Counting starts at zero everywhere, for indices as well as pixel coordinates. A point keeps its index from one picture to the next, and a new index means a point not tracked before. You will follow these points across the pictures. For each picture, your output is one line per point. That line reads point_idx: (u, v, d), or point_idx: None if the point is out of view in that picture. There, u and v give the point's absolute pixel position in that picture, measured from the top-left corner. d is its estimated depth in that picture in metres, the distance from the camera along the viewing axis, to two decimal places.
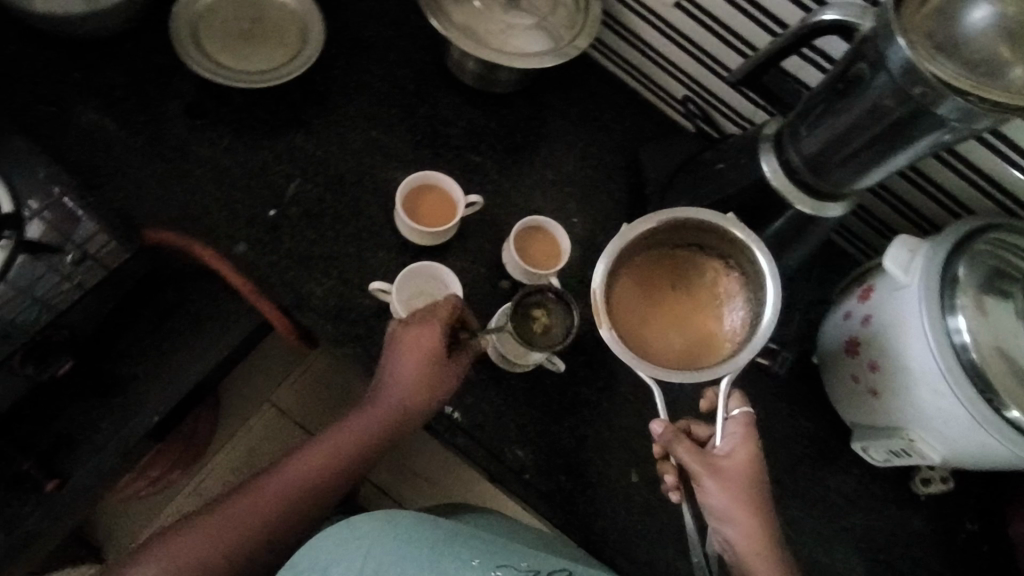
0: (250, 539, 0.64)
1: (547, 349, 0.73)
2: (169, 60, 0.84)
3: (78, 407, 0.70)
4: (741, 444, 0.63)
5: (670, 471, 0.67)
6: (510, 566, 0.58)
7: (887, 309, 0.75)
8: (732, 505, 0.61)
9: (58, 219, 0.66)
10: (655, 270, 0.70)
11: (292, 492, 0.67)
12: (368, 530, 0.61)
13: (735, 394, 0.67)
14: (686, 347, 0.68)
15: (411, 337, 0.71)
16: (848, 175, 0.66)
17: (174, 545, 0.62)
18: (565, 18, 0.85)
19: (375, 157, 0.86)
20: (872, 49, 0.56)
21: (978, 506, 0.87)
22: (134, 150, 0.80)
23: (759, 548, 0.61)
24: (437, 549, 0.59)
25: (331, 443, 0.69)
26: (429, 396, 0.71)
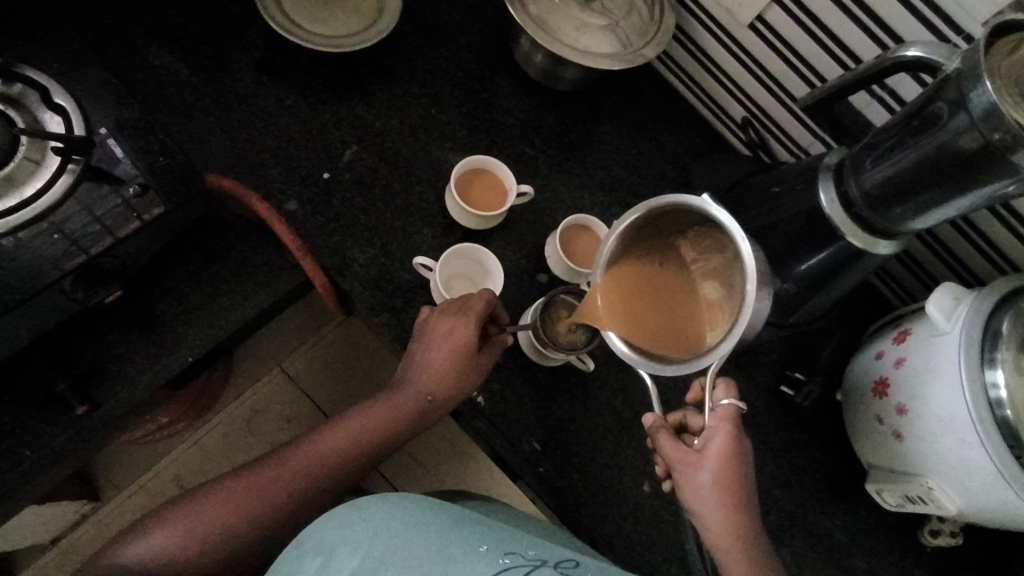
0: (274, 510, 0.64)
1: (568, 352, 0.75)
2: (246, 14, 0.86)
3: (115, 339, 0.71)
4: (718, 437, 0.62)
5: (657, 462, 0.68)
6: (518, 555, 0.57)
7: (924, 354, 0.75)
8: (704, 496, 0.61)
9: (101, 158, 0.65)
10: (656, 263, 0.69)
11: (321, 469, 0.67)
12: (374, 513, 0.58)
13: (723, 383, 0.65)
14: (685, 337, 0.65)
15: (446, 326, 0.71)
16: (907, 214, 0.66)
17: (202, 513, 0.62)
18: (638, 23, 0.86)
19: (431, 135, 0.87)
20: (955, 88, 0.56)
21: (983, 566, 0.86)
22: (201, 95, 0.81)
23: (729, 539, 0.61)
24: (445, 537, 0.57)
25: (359, 425, 0.69)
26: (458, 389, 0.71)
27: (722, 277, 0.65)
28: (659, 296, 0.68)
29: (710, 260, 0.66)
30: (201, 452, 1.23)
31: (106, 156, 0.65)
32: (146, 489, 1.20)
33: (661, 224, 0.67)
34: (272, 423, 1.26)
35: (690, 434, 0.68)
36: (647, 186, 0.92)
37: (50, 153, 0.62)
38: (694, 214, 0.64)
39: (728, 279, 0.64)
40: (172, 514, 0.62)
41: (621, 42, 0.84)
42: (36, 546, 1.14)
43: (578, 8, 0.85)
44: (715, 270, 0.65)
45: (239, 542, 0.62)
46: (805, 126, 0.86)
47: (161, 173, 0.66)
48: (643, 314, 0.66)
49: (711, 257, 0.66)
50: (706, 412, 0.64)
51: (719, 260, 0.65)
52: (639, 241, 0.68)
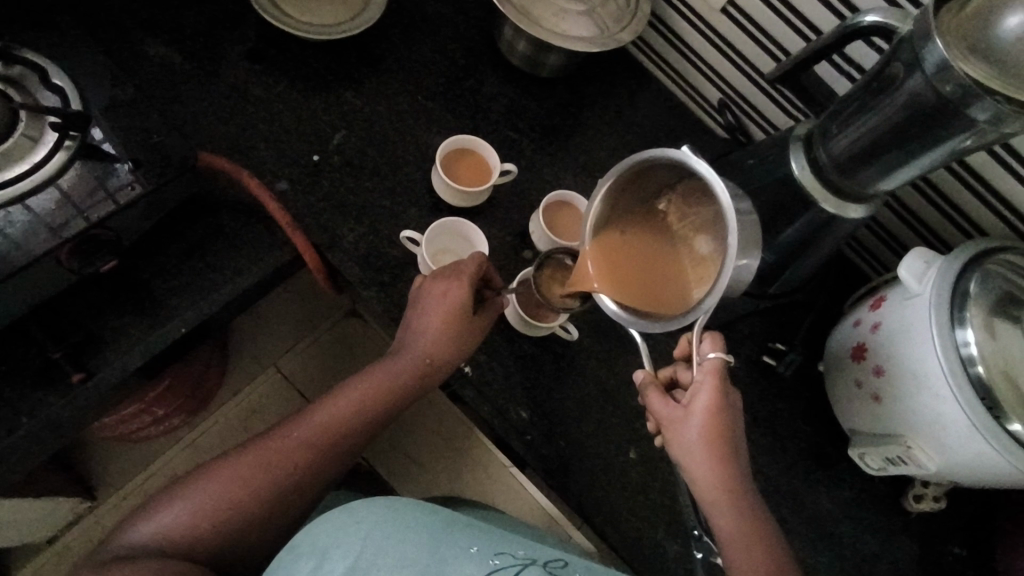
0: (280, 485, 0.66)
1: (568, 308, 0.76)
2: (239, 7, 0.89)
3: (110, 312, 0.72)
4: (704, 394, 0.62)
5: (648, 418, 0.69)
6: (508, 555, 0.59)
7: (897, 316, 0.77)
8: (692, 453, 0.63)
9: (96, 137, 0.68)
10: (645, 224, 0.72)
11: (325, 441, 0.68)
12: (367, 516, 0.60)
13: (710, 337, 0.64)
14: (675, 293, 0.67)
15: (438, 291, 0.74)
16: (874, 176, 0.69)
17: (209, 490, 0.63)
18: (615, 10, 0.89)
19: (418, 120, 0.90)
20: (909, 49, 0.60)
21: (967, 532, 0.88)
22: (195, 83, 0.84)
23: (716, 494, 0.62)
24: (435, 540, 0.59)
25: (358, 395, 0.71)
26: (453, 353, 0.73)
27: (710, 230, 0.66)
28: (648, 255, 0.70)
29: (698, 215, 0.67)
30: (196, 449, 1.24)
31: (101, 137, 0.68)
32: (141, 487, 1.20)
33: (648, 184, 0.69)
34: (266, 419, 1.26)
35: (680, 389, 0.69)
36: None
37: (47, 129, 0.65)
38: (677, 168, 0.66)
39: (716, 232, 0.65)
40: (181, 492, 0.63)
41: (599, 27, 0.88)
42: (31, 546, 1.14)
43: None
44: (704, 225, 0.67)
45: (250, 517, 0.64)
46: (778, 105, 0.89)
47: (151, 152, 0.69)
48: (635, 274, 0.69)
49: (699, 212, 0.67)
50: (693, 366, 0.64)
51: (707, 213, 0.66)
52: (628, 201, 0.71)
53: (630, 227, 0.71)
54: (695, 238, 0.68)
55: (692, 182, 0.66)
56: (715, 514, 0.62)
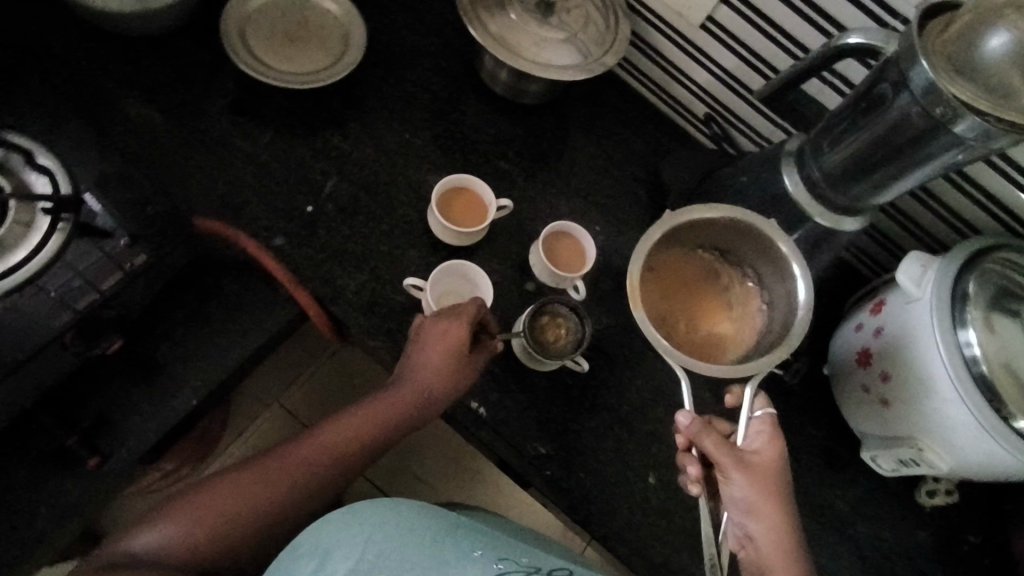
0: (278, 502, 0.65)
1: (559, 358, 0.79)
2: (215, 59, 0.88)
3: (117, 387, 0.72)
4: (770, 443, 0.63)
5: (692, 464, 0.65)
6: (511, 561, 0.61)
7: (899, 321, 0.79)
8: (756, 499, 0.61)
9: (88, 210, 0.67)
10: (680, 275, 0.77)
11: (324, 460, 0.68)
12: (372, 516, 0.60)
13: (759, 395, 0.66)
14: (696, 347, 0.74)
15: (439, 328, 0.74)
16: (868, 191, 0.70)
17: (207, 506, 0.63)
18: (594, 33, 0.89)
19: (407, 158, 0.89)
20: (895, 70, 0.60)
21: (978, 520, 0.90)
22: (179, 141, 0.83)
23: (783, 549, 0.59)
24: (437, 542, 0.60)
25: (359, 421, 0.71)
26: (455, 384, 0.74)
27: (734, 307, 0.77)
28: (678, 305, 0.76)
29: (731, 276, 0.78)
30: None
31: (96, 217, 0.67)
32: None
33: (708, 230, 0.76)
34: None
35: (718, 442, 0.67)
36: (622, 187, 0.95)
37: (39, 213, 0.63)
38: (740, 237, 0.75)
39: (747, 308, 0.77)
40: (179, 506, 0.63)
41: (581, 54, 0.88)
42: None
43: (537, 25, 0.88)
44: (729, 301, 0.77)
45: (244, 531, 0.64)
46: (764, 115, 0.90)
47: (148, 223, 0.68)
48: (673, 309, 0.75)
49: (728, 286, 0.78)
50: (747, 420, 0.65)
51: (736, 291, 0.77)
52: (686, 237, 0.76)
53: (676, 262, 0.77)
54: (723, 292, 0.78)
55: (743, 247, 0.76)
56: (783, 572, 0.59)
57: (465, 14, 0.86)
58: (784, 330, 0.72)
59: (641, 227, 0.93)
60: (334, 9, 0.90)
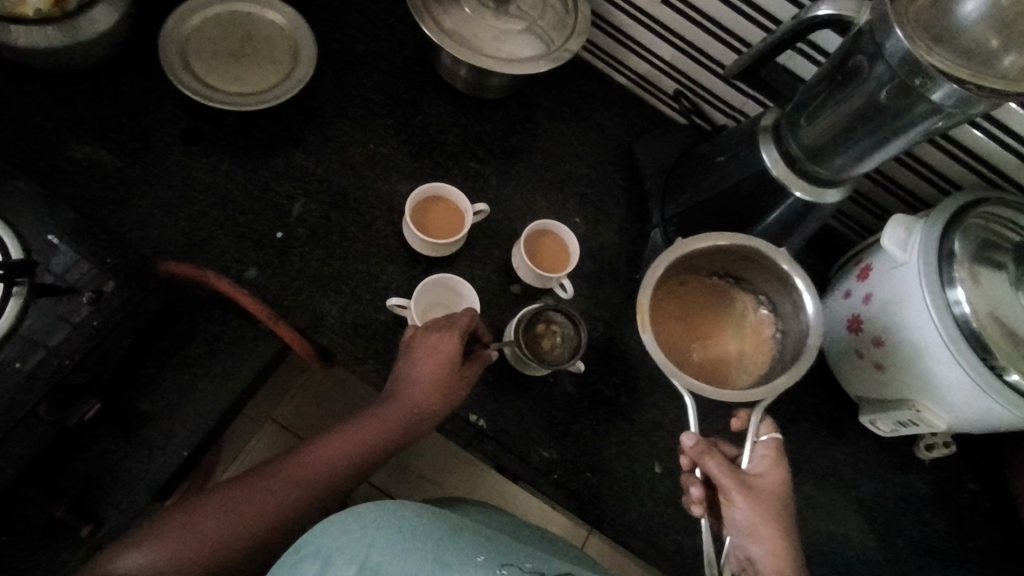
0: (265, 523, 0.63)
1: (554, 365, 0.77)
2: (159, 86, 0.83)
3: (103, 448, 0.69)
4: (773, 468, 0.64)
5: (693, 487, 0.66)
6: (516, 566, 0.53)
7: (888, 286, 0.78)
8: (757, 522, 0.61)
9: (53, 261, 0.63)
10: (689, 299, 0.78)
11: (313, 479, 0.66)
12: (374, 518, 0.54)
13: (765, 420, 0.68)
14: (704, 371, 0.75)
15: (431, 343, 0.72)
16: (848, 162, 0.69)
17: (193, 531, 0.61)
18: (554, 20, 0.85)
19: (375, 170, 0.86)
20: (869, 41, 0.58)
21: (976, 467, 0.92)
22: (133, 179, 0.79)
23: (786, 570, 0.59)
24: (441, 544, 0.53)
25: (356, 441, 0.68)
26: (447, 398, 0.72)
27: (747, 331, 0.77)
28: (687, 329, 0.77)
29: (744, 303, 0.79)
30: None
31: (61, 265, 0.64)
32: None
33: (718, 257, 0.76)
34: None
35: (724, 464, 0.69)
36: (598, 174, 0.93)
37: None
38: (751, 263, 0.76)
39: (760, 331, 0.77)
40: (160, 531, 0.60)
41: (542, 42, 0.84)
42: None
43: (493, 17, 0.84)
44: (742, 325, 0.78)
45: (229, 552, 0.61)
46: (735, 88, 0.88)
47: (114, 275, 0.65)
48: (684, 334, 0.76)
49: (741, 308, 0.78)
50: (750, 445, 0.66)
51: (748, 315, 0.78)
52: (697, 261, 0.77)
53: (687, 287, 0.78)
54: (734, 319, 0.78)
55: (752, 272, 0.77)
56: None
57: (417, 13, 0.82)
58: (795, 355, 0.72)
59: (622, 214, 0.91)
60: (279, 19, 0.85)
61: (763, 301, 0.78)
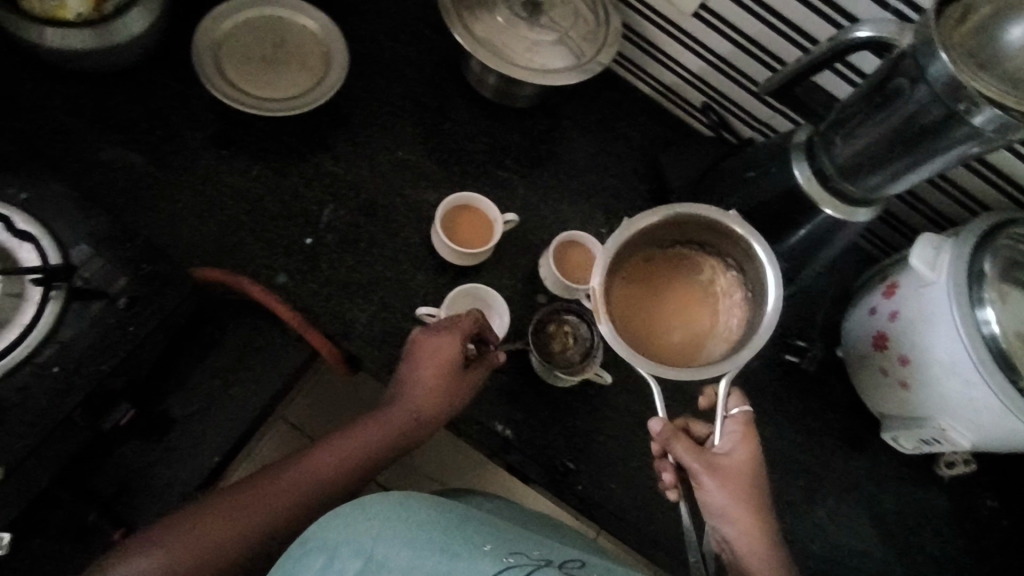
0: (270, 524, 0.61)
1: (564, 368, 0.79)
2: (189, 89, 0.83)
3: (133, 453, 0.70)
4: (742, 444, 0.64)
5: (665, 470, 0.67)
6: (523, 554, 0.51)
7: (915, 304, 0.78)
8: (728, 504, 0.62)
9: (91, 266, 0.64)
10: (652, 277, 0.70)
11: (317, 481, 0.64)
12: (380, 510, 0.51)
13: (734, 392, 0.67)
14: (677, 350, 0.67)
15: (431, 345, 0.71)
16: (882, 182, 0.68)
17: (198, 531, 0.58)
18: (586, 31, 0.85)
19: (404, 177, 0.86)
20: (912, 64, 0.59)
21: (997, 485, 0.92)
22: (163, 183, 0.79)
23: (757, 548, 0.61)
24: (450, 537, 0.50)
25: (360, 440, 0.67)
26: (446, 405, 0.71)
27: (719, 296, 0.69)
28: (651, 309, 0.69)
29: (713, 270, 0.70)
30: None
31: (81, 262, 0.64)
32: None
33: (672, 228, 0.69)
34: None
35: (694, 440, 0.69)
36: (624, 185, 0.93)
37: (28, 284, 0.62)
38: (706, 229, 0.68)
39: (732, 296, 0.69)
40: (165, 532, 0.58)
41: (574, 54, 0.84)
42: None
43: (525, 27, 0.84)
44: (712, 290, 0.70)
45: (233, 551, 0.59)
46: (765, 102, 0.88)
47: (146, 282, 0.64)
48: (650, 315, 0.69)
49: (710, 274, 0.70)
50: (720, 419, 0.66)
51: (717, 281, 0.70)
52: (652, 235, 0.69)
53: (652, 265, 0.70)
54: (704, 289, 0.70)
55: (712, 236, 0.69)
56: (761, 567, 0.61)
57: (451, 22, 0.82)
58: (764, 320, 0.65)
59: None
60: (311, 24, 0.85)
61: (731, 262, 0.70)
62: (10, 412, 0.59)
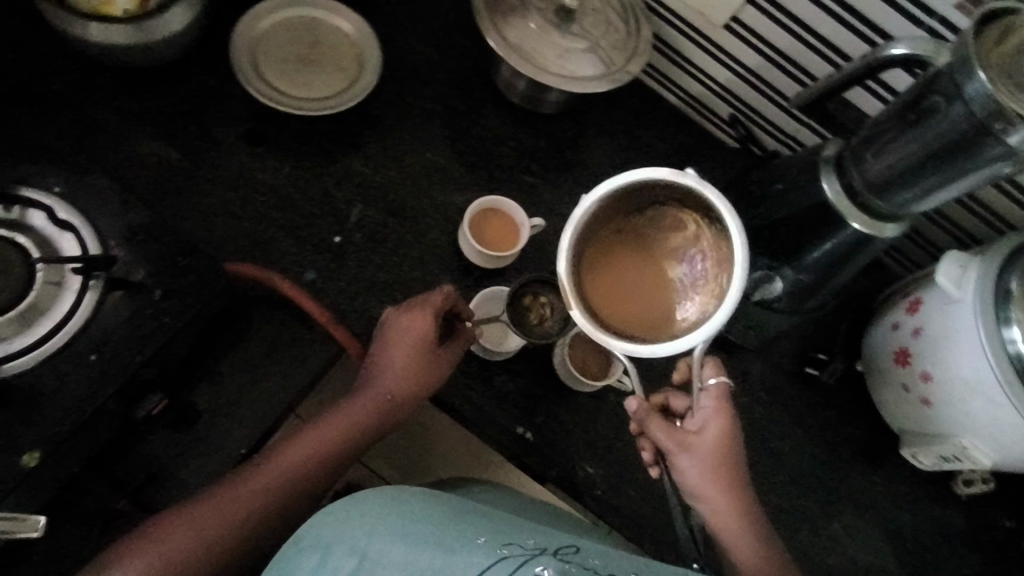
0: (260, 513, 0.61)
1: (545, 340, 0.77)
2: (224, 86, 0.84)
3: (161, 441, 0.71)
4: (713, 420, 0.63)
5: (643, 447, 0.68)
6: (518, 545, 0.51)
7: (940, 321, 0.78)
8: (702, 482, 0.63)
9: (134, 258, 0.66)
10: (615, 254, 0.63)
11: (306, 468, 0.65)
12: (374, 506, 0.54)
13: (709, 361, 0.65)
14: (650, 330, 0.60)
15: (402, 324, 0.71)
16: (911, 199, 0.68)
17: (194, 523, 0.59)
18: (617, 41, 0.86)
19: (432, 179, 0.87)
20: (948, 81, 0.60)
21: (1016, 505, 0.92)
22: (198, 177, 0.80)
23: (731, 523, 0.62)
24: (442, 530, 0.51)
25: (338, 426, 0.67)
26: (423, 385, 0.71)
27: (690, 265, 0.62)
28: (619, 290, 0.62)
29: (699, 229, 0.62)
30: None
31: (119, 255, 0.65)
32: None
33: (627, 198, 0.62)
34: None
35: (674, 414, 0.69)
36: None
37: (68, 273, 0.65)
38: (667, 191, 0.61)
39: (702, 262, 0.61)
40: (164, 528, 0.58)
41: (604, 62, 0.85)
42: None
43: (558, 34, 0.85)
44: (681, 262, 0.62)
45: (231, 540, 0.60)
46: (792, 116, 0.88)
47: (181, 274, 0.65)
48: (629, 291, 0.62)
49: (677, 243, 0.62)
50: (694, 392, 0.65)
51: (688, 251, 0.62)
52: (609, 210, 0.62)
53: (613, 244, 0.63)
54: (689, 254, 0.62)
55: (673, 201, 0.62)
56: (736, 539, 0.62)
57: (485, 27, 0.83)
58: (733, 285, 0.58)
59: None
60: (346, 26, 0.86)
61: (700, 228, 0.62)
62: (46, 400, 0.60)
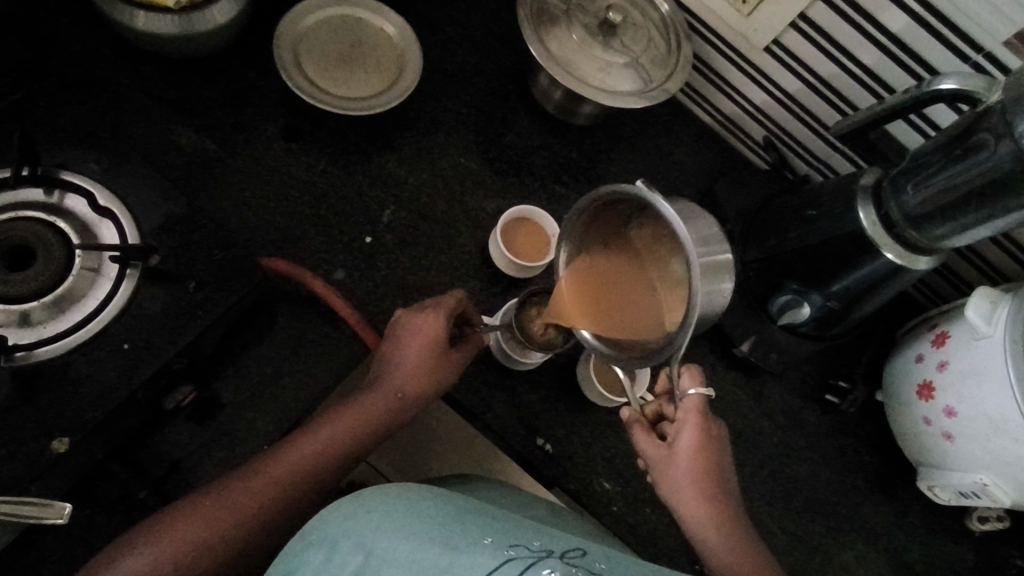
0: (265, 510, 0.60)
1: (546, 349, 0.76)
2: (264, 82, 0.84)
3: (182, 432, 0.71)
4: (686, 432, 0.65)
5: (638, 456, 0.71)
6: (523, 547, 0.50)
7: (966, 355, 0.78)
8: (678, 494, 0.65)
9: (173, 249, 0.67)
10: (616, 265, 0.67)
11: (315, 466, 0.63)
12: (380, 505, 0.52)
13: (688, 371, 0.66)
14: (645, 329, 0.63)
15: (415, 324, 0.70)
16: (945, 233, 0.68)
17: (200, 517, 0.58)
18: (657, 57, 0.86)
19: (464, 183, 0.87)
20: (998, 120, 0.59)
21: None
22: (234, 170, 0.81)
23: (707, 533, 0.64)
24: (445, 531, 0.50)
25: (349, 426, 0.66)
26: (432, 384, 0.70)
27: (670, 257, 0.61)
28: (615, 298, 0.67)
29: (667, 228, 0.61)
30: None
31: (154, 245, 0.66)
32: None
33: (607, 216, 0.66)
34: None
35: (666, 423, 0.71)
36: None
37: (106, 260, 0.66)
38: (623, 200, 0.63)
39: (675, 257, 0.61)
40: (174, 520, 0.58)
41: (642, 78, 0.85)
42: None
43: (599, 47, 0.85)
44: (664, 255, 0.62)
45: (236, 537, 0.59)
46: (828, 142, 0.88)
47: (218, 267, 0.67)
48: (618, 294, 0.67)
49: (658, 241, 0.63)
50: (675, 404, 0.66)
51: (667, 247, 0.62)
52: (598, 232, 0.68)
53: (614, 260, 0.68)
54: (667, 251, 0.62)
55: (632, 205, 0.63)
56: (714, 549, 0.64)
57: (527, 36, 0.82)
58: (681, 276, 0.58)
59: None
60: (388, 27, 0.86)
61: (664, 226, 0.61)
62: (80, 385, 0.61)
